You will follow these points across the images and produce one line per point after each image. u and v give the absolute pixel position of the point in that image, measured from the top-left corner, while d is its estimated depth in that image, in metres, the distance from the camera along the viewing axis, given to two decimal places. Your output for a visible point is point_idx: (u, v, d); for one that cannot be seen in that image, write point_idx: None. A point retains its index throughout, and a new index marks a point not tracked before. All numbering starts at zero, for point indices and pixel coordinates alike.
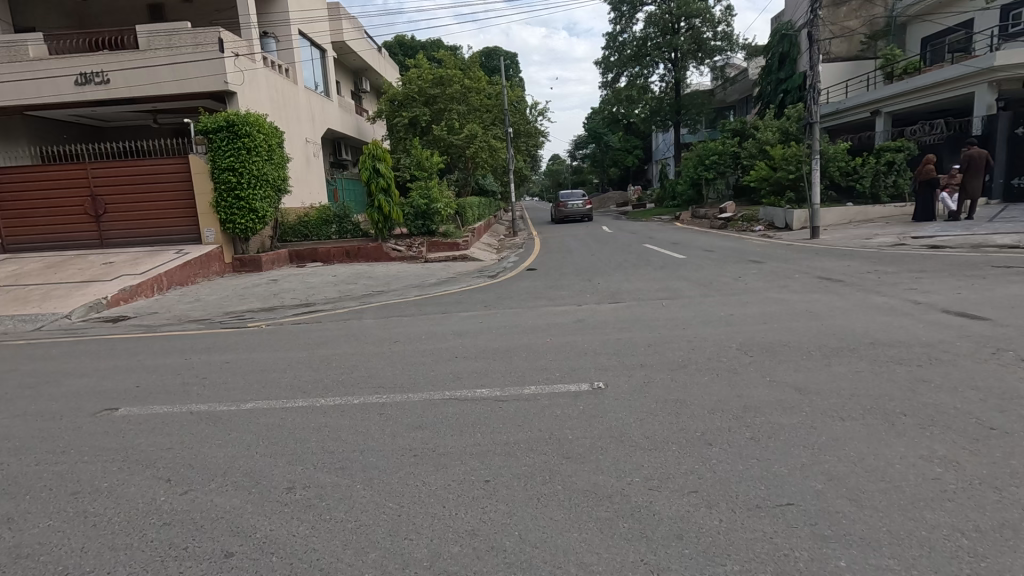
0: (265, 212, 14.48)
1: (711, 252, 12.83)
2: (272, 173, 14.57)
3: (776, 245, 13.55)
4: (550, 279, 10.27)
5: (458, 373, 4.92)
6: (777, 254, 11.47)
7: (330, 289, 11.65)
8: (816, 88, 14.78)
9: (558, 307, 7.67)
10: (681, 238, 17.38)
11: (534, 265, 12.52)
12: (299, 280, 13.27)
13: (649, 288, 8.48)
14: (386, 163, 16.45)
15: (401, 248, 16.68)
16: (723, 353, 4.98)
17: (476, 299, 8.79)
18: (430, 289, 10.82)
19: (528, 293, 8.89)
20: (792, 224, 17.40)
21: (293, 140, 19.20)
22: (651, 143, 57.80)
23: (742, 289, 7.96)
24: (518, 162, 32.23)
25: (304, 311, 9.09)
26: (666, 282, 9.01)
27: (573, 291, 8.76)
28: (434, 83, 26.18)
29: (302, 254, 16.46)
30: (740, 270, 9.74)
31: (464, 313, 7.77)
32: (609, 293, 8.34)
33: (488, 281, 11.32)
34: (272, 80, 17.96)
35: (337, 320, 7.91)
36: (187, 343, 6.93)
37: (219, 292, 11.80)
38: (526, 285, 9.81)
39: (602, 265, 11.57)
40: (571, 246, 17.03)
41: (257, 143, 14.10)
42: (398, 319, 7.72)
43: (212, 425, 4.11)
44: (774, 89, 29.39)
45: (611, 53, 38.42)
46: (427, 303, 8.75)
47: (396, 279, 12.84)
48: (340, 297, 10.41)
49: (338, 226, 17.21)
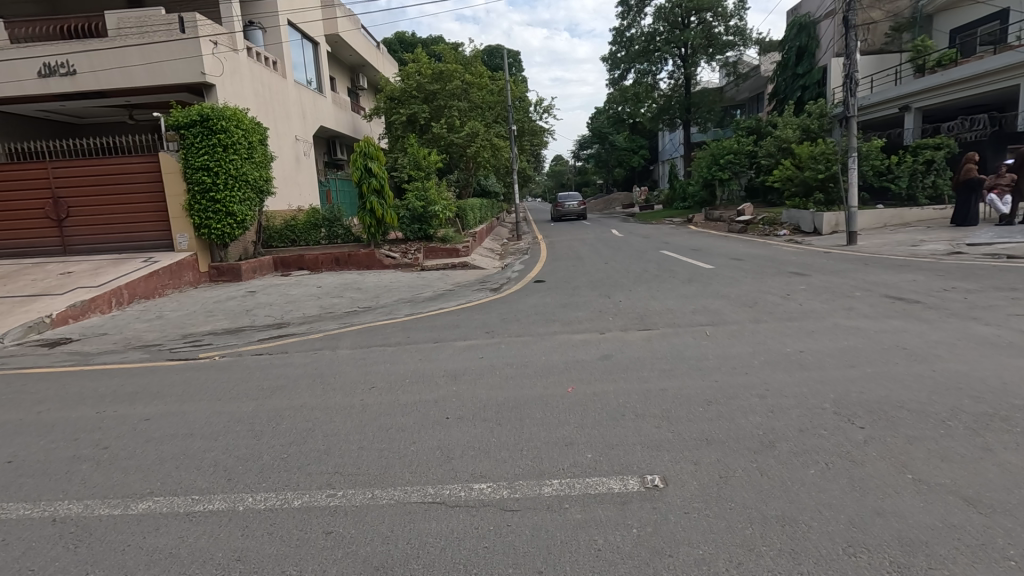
0: (244, 216, 13.14)
1: (741, 261, 11.39)
2: (252, 173, 13.20)
3: (813, 253, 12.10)
4: (562, 295, 8.86)
5: (449, 451, 3.51)
6: (820, 265, 10.01)
7: (310, 306, 10.24)
8: (854, 77, 13.36)
9: (575, 336, 6.26)
10: (701, 243, 15.95)
11: (542, 276, 11.12)
12: (278, 292, 11.91)
13: (683, 310, 7.07)
14: (379, 162, 15.09)
15: (395, 254, 15.34)
16: (818, 420, 3.56)
17: (474, 322, 7.36)
18: (424, 305, 9.40)
19: (538, 315, 7.46)
20: (821, 228, 15.98)
21: (281, 138, 17.86)
22: (658, 143, 56.32)
23: (801, 312, 6.54)
24: (522, 162, 30.83)
25: (271, 335, 7.68)
26: (702, 302, 7.57)
27: (591, 312, 7.35)
28: (433, 79, 24.79)
29: (288, 262, 15.15)
30: (786, 286, 8.31)
31: (461, 342, 6.35)
32: (635, 316, 6.92)
33: (491, 295, 9.91)
34: (258, 73, 16.63)
35: (306, 350, 6.51)
36: (113, 383, 5.53)
37: (185, 308, 10.43)
38: (534, 304, 8.40)
39: (620, 277, 10.13)
40: (580, 252, 15.61)
41: (234, 140, 12.75)
42: (379, 349, 6.30)
43: (72, 549, 2.71)
44: (791, 85, 27.94)
45: (618, 49, 36.99)
46: (417, 327, 7.33)
47: (386, 292, 11.43)
48: (318, 316, 8.99)
49: (328, 230, 15.87)
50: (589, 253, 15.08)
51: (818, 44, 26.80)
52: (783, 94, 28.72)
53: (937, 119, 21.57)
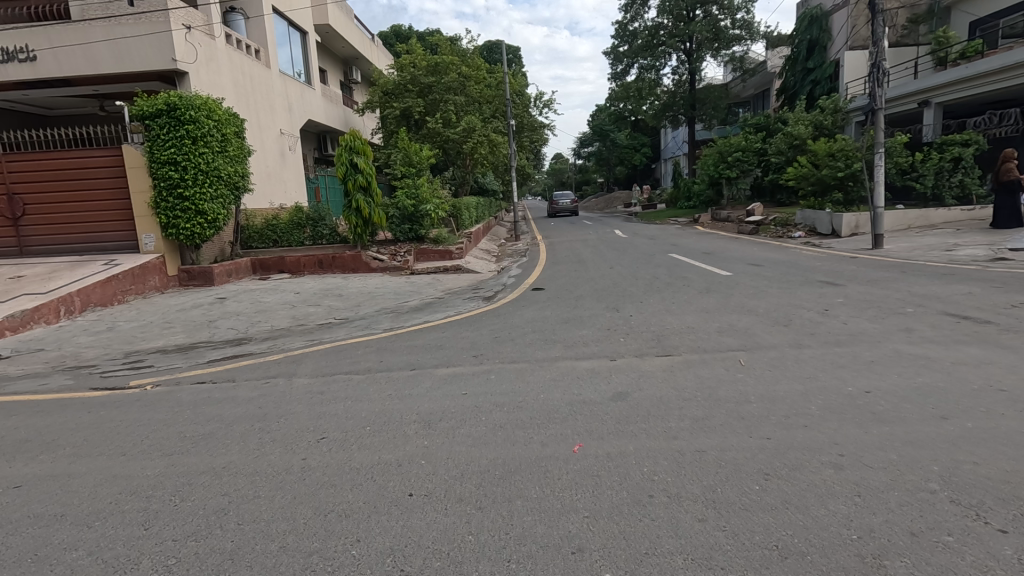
0: (216, 215, 12.08)
1: (761, 267, 10.33)
2: (225, 168, 12.17)
3: (838, 258, 11.04)
4: (563, 307, 7.79)
5: (406, 561, 2.44)
6: (852, 274, 8.95)
7: (281, 316, 9.18)
8: (882, 66, 12.30)
9: (581, 363, 5.18)
10: (711, 246, 14.93)
11: (541, 283, 10.07)
12: (251, 299, 10.87)
13: (705, 330, 6.02)
14: (366, 157, 14.01)
15: (383, 257, 14.30)
16: (935, 514, 2.49)
17: (461, 341, 6.27)
18: (406, 317, 8.31)
19: (537, 333, 6.37)
20: (840, 230, 14.97)
21: (263, 131, 16.80)
22: (659, 141, 55.28)
23: (849, 335, 5.46)
24: (521, 159, 29.78)
25: (225, 355, 6.59)
26: (726, 318, 6.51)
27: (598, 331, 6.27)
28: (428, 71, 23.76)
29: (268, 264, 14.10)
30: (821, 298, 7.28)
31: (443, 369, 5.28)
32: (650, 338, 5.82)
33: (483, 305, 8.85)
34: (237, 61, 15.56)
35: (256, 378, 5.41)
36: (3, 425, 4.43)
37: (143, 319, 9.36)
38: (531, 317, 7.34)
39: (628, 286, 9.03)
40: (582, 255, 14.53)
41: (205, 132, 11.69)
42: (344, 378, 5.22)
43: None
44: (801, 79, 26.83)
45: (620, 43, 35.89)
46: (395, 346, 6.27)
47: (369, 300, 10.36)
48: (287, 330, 7.91)
49: (312, 230, 14.84)
50: (592, 257, 14.05)
51: (830, 36, 25.71)
52: (792, 89, 27.67)
53: (958, 115, 20.49)
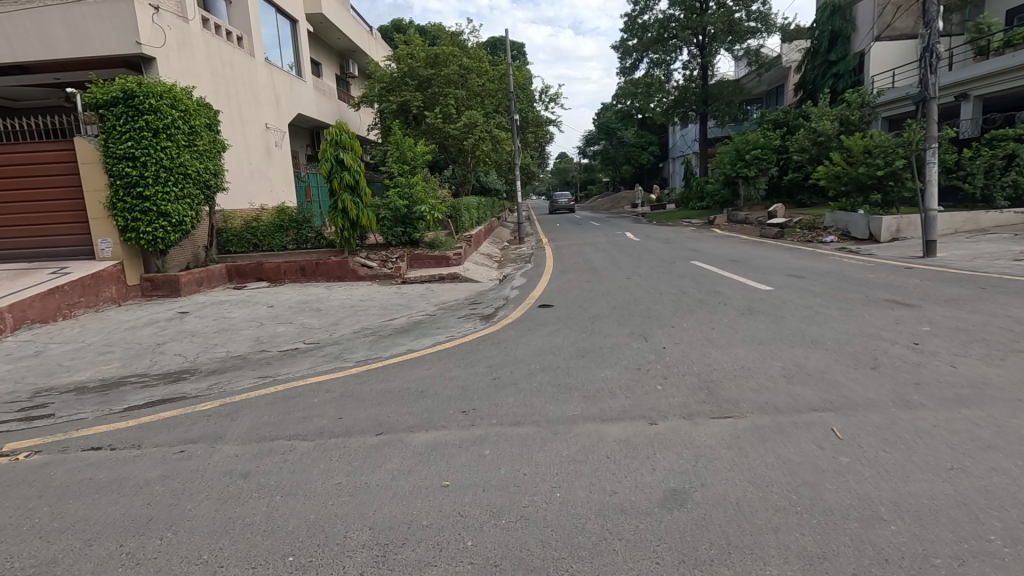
0: (181, 217, 10.71)
1: (803, 280, 8.91)
2: (193, 164, 10.83)
3: (890, 269, 9.58)
4: (577, 333, 6.39)
5: None
6: (920, 290, 7.50)
7: (243, 338, 7.78)
8: (936, 50, 10.82)
9: (610, 430, 3.77)
10: (736, 252, 13.50)
11: (549, 298, 8.69)
12: (216, 314, 9.50)
13: (767, 375, 4.59)
14: (353, 152, 12.67)
15: (372, 263, 12.91)
16: None
17: (449, 385, 4.86)
18: (389, 342, 6.89)
19: (548, 374, 4.95)
20: (880, 235, 13.52)
21: (245, 125, 15.44)
22: (669, 140, 53.71)
23: (970, 388, 4.03)
24: (525, 157, 28.36)
25: (150, 399, 5.17)
26: (787, 356, 5.08)
27: (626, 372, 4.86)
28: (427, 63, 22.39)
29: (245, 271, 12.74)
30: (897, 325, 5.88)
31: (422, 434, 3.89)
32: (697, 387, 4.40)
33: (482, 326, 7.46)
34: (216, 48, 14.21)
35: (169, 443, 4.00)
36: None
37: (83, 339, 7.98)
38: (539, 347, 5.93)
39: (653, 305, 7.60)
40: (593, 263, 13.11)
41: (168, 122, 10.35)
42: (285, 449, 3.80)
43: None
44: (821, 73, 25.21)
45: (629, 37, 34.31)
46: (363, 391, 4.87)
47: (350, 317, 8.95)
48: (242, 360, 6.51)
49: (296, 233, 13.55)
50: (604, 264, 12.66)
51: (855, 27, 24.13)
52: (811, 84, 26.04)
53: (998, 108, 18.97)
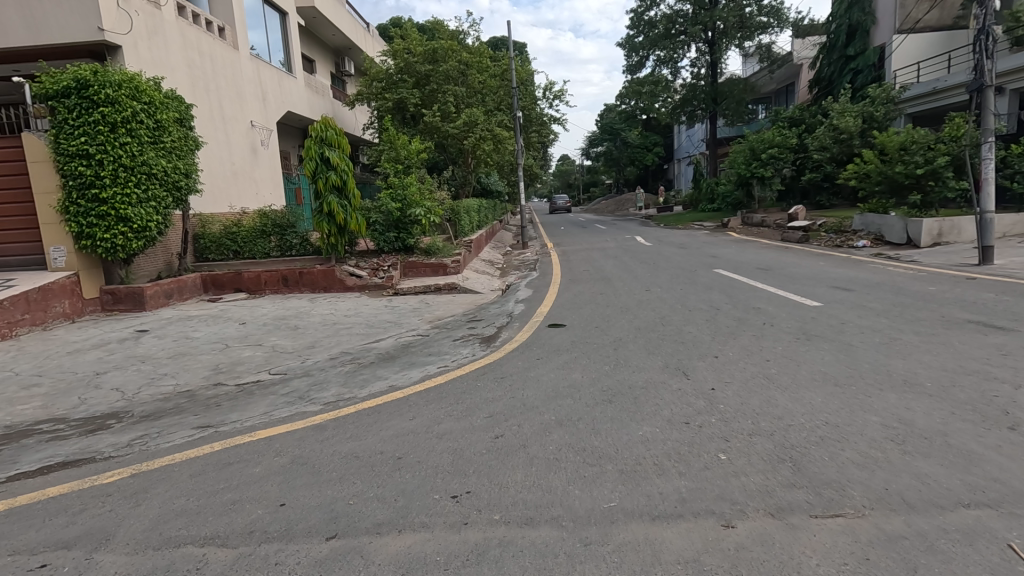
0: (144, 223, 9.54)
1: (855, 295, 7.68)
2: (159, 163, 9.67)
3: (950, 280, 8.35)
4: (598, 367, 5.17)
5: None
6: (1006, 309, 6.26)
7: (200, 366, 6.57)
8: (992, 32, 9.66)
9: (669, 538, 2.56)
10: (762, 259, 12.27)
11: (560, 316, 7.48)
12: (179, 332, 8.31)
13: (868, 438, 3.38)
14: (340, 150, 11.50)
15: (361, 272, 11.72)
16: None
17: (437, 449, 3.65)
18: (368, 375, 5.66)
19: (567, 434, 3.75)
20: (919, 239, 12.31)
21: (227, 122, 14.29)
22: (673, 140, 52.50)
23: None
24: (528, 158, 27.19)
25: (45, 464, 3.92)
26: (883, 406, 3.86)
27: (672, 432, 3.65)
28: (425, 59, 21.29)
29: (221, 281, 11.57)
30: (1008, 358, 4.64)
31: (393, 540, 2.68)
32: (778, 460, 3.18)
33: (481, 353, 6.22)
34: (193, 38, 13.09)
35: (33, 548, 2.79)
36: None
37: (13, 366, 6.78)
38: (554, 387, 4.72)
39: (685, 328, 6.39)
40: (604, 271, 11.91)
41: (129, 115, 9.21)
42: (193, 565, 2.59)
43: None
44: (839, 68, 24.02)
45: (636, 33, 33.10)
46: (321, 458, 3.65)
47: (330, 337, 7.75)
48: (188, 400, 5.29)
49: (279, 240, 12.43)
50: (618, 273, 11.44)
51: (875, 19, 22.88)
52: (827, 80, 24.81)
53: None
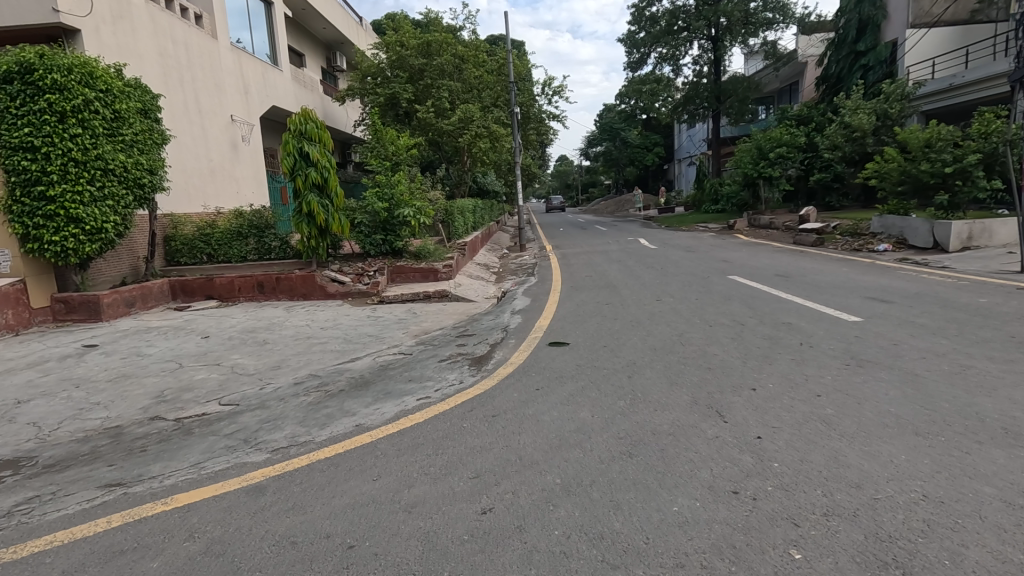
0: (98, 223, 8.58)
1: (896, 308, 6.78)
2: (116, 157, 8.70)
3: (1000, 291, 7.44)
4: (611, 403, 4.22)
5: None
6: None
7: (142, 392, 5.60)
8: None
9: None
10: (778, 264, 11.36)
11: (563, 333, 6.54)
12: (131, 348, 7.34)
13: (995, 526, 2.45)
14: (322, 145, 10.57)
15: (344, 278, 10.77)
16: None
17: (403, 532, 2.70)
18: (334, 409, 4.70)
19: (578, 510, 2.81)
20: (948, 243, 11.43)
21: (204, 115, 13.32)
22: (673, 140, 51.67)
23: None
24: (526, 156, 26.30)
25: None
26: (993, 470, 2.93)
27: (720, 510, 2.72)
28: (419, 52, 20.32)
29: (191, 287, 10.60)
30: None
31: None
32: (880, 565, 2.26)
33: (471, 379, 5.26)
34: (166, 24, 12.16)
35: None
36: None
37: None
38: (558, 432, 3.78)
39: (709, 350, 5.45)
40: (608, 277, 10.99)
41: (80, 104, 8.26)
42: None
43: None
44: (847, 65, 23.06)
45: (637, 29, 32.19)
46: (246, 544, 2.70)
47: (300, 355, 6.80)
48: (111, 441, 4.32)
49: (258, 242, 11.52)
50: (623, 279, 10.51)
51: (886, 14, 22.01)
52: (835, 77, 23.83)
53: None
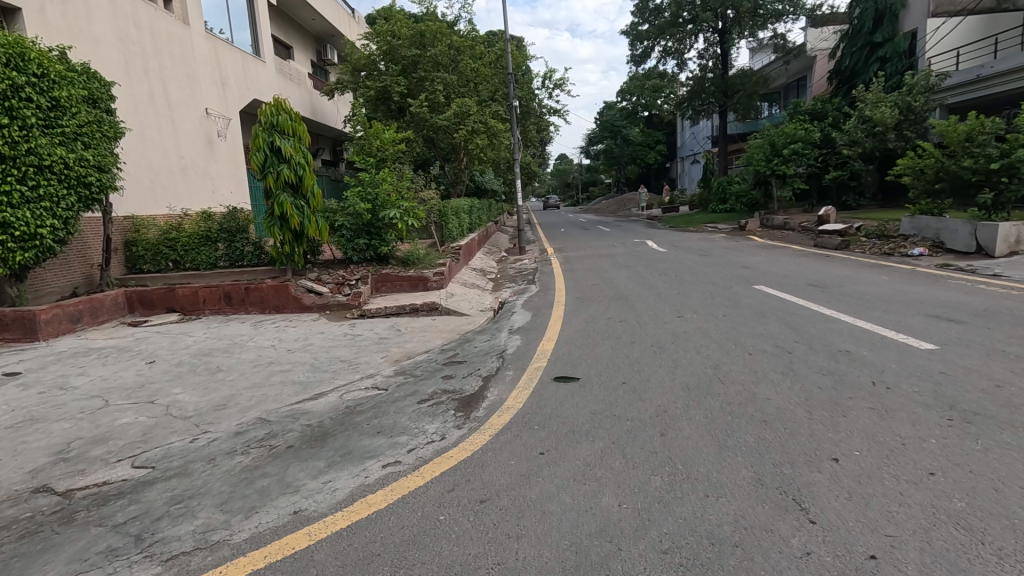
0: (28, 228, 7.42)
1: (971, 329, 5.64)
2: (53, 151, 7.51)
3: None
4: (645, 483, 3.07)
5: None
6: None
7: (41, 445, 4.43)
8: None
9: None
10: (806, 271, 10.19)
11: (571, 363, 5.38)
12: (58, 377, 6.18)
13: None
14: (296, 138, 9.41)
15: (322, 288, 9.62)
16: None
17: None
18: (274, 479, 3.55)
19: None
20: (994, 248, 10.30)
21: (173, 108, 12.12)
22: (676, 138, 50.46)
23: None
24: (525, 154, 25.16)
25: None
26: None
27: None
28: (413, 43, 19.14)
29: (150, 299, 9.43)
30: None
31: None
32: None
33: (456, 431, 4.10)
34: (127, 7, 11.02)
35: None
36: None
37: None
38: (573, 538, 2.62)
39: (758, 392, 4.30)
40: (618, 286, 9.83)
41: (8, 89, 7.11)
42: None
43: None
44: (863, 58, 21.79)
45: (640, 22, 31.00)
46: None
47: (254, 389, 5.63)
48: None
49: (228, 248, 10.35)
50: (635, 289, 9.37)
51: (904, 3, 20.89)
52: (848, 70, 22.58)
53: None
